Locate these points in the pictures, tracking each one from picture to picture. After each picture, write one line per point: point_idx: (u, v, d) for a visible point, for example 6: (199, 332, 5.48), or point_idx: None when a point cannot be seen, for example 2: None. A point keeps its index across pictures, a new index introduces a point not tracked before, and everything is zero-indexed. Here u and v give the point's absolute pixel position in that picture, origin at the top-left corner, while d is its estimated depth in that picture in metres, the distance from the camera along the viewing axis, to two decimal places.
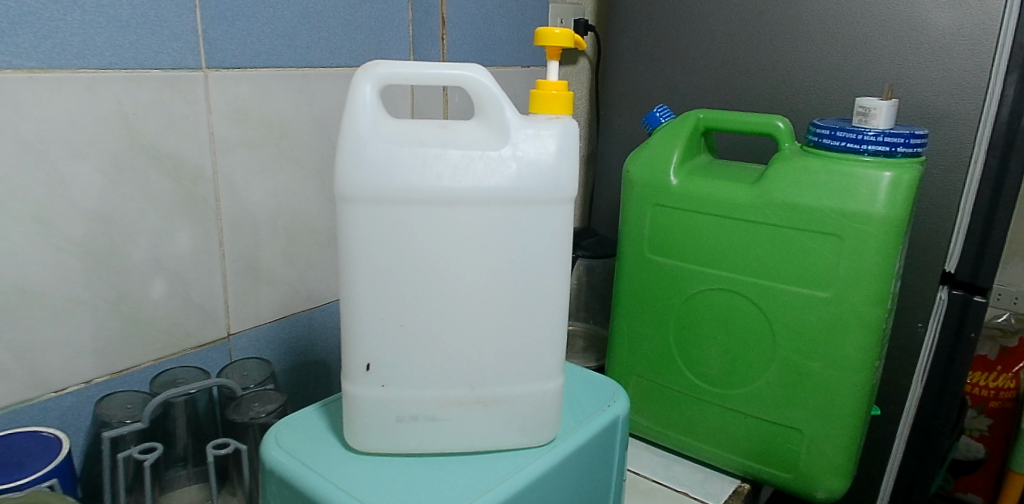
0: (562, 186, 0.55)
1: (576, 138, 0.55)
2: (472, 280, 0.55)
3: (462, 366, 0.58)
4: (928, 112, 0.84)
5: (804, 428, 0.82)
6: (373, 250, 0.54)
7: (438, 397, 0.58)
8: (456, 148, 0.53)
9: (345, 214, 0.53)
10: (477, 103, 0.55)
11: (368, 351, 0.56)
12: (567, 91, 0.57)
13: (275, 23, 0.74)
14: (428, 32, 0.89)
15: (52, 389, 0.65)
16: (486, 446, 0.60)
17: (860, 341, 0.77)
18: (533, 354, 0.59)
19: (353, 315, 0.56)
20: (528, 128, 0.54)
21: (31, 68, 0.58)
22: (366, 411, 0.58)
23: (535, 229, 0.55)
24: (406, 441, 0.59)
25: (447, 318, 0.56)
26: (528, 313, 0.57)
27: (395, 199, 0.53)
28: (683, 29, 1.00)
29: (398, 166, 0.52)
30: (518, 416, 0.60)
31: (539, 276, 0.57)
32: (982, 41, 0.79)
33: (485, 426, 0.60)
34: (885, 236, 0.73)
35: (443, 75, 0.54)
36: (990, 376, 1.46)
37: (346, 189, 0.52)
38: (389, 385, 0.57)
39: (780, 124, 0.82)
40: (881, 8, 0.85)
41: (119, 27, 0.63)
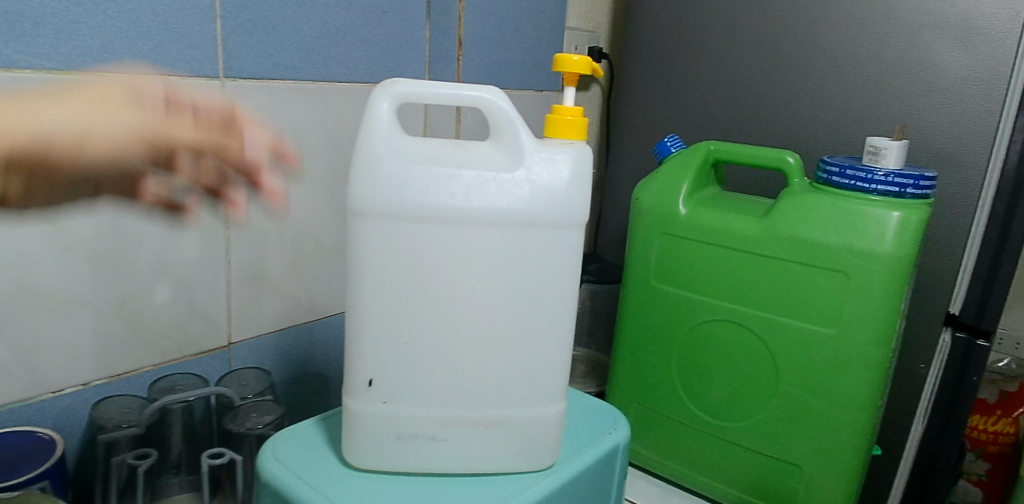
0: (575, 211, 0.55)
1: (590, 164, 0.55)
2: (480, 300, 0.55)
3: (466, 387, 0.57)
4: (937, 155, 0.84)
5: (805, 465, 0.81)
6: (382, 268, 0.54)
7: (440, 417, 0.58)
8: (469, 169, 0.53)
9: (354, 229, 0.53)
10: (493, 125, 0.56)
11: (372, 367, 0.56)
12: (582, 117, 0.57)
13: (294, 36, 0.74)
14: (444, 52, 0.90)
15: (50, 390, 0.64)
16: (487, 467, 0.60)
17: (863, 379, 0.77)
18: (539, 377, 0.59)
19: (358, 330, 0.56)
20: (543, 152, 0.54)
21: (51, 69, 0.59)
22: (365, 427, 0.58)
23: (546, 252, 0.55)
24: (405, 458, 0.58)
25: (452, 337, 0.56)
26: (535, 336, 0.57)
27: (406, 217, 0.53)
28: (696, 61, 1.01)
29: (410, 183, 0.52)
30: (519, 440, 0.60)
31: (549, 298, 0.57)
32: (991, 87, 0.80)
33: (485, 449, 0.59)
34: (892, 275, 0.73)
35: (461, 96, 0.54)
36: (990, 420, 1.46)
37: (357, 203, 0.52)
38: (389, 404, 0.57)
39: (791, 160, 0.82)
40: (893, 49, 0.86)
41: (140, 33, 0.63)
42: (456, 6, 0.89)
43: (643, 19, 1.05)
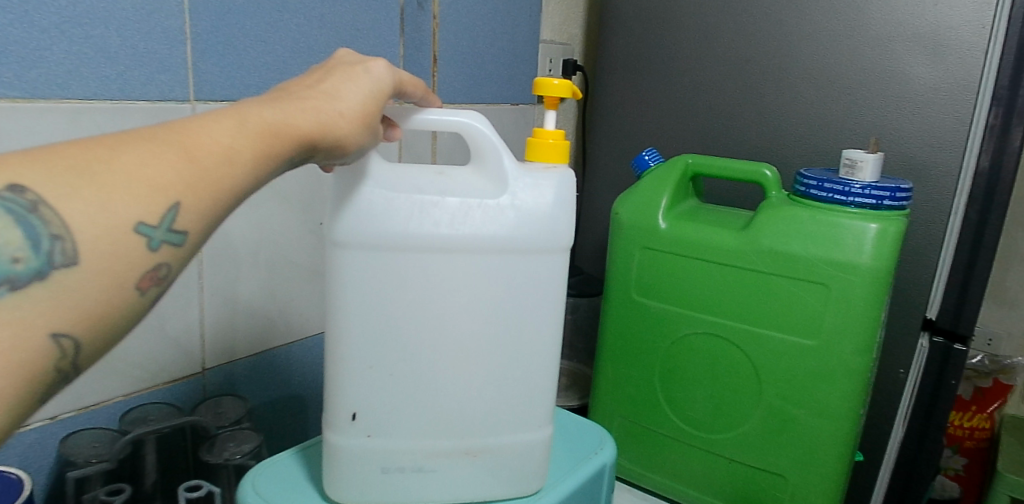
0: (560, 236, 0.54)
1: (573, 187, 0.55)
2: (465, 326, 0.54)
3: (451, 416, 0.56)
4: (911, 164, 0.85)
5: (789, 475, 0.81)
6: (362, 298, 0.53)
7: (425, 448, 0.57)
8: (453, 196, 0.52)
9: (333, 259, 0.52)
10: (474, 149, 0.55)
11: (355, 400, 0.55)
12: (563, 139, 0.56)
13: (267, 57, 0.70)
14: (419, 68, 0.87)
15: (16, 425, 0.62)
16: (472, 496, 0.59)
17: (845, 390, 0.77)
18: (523, 405, 0.58)
19: (341, 360, 0.54)
20: (527, 177, 0.54)
21: (13, 98, 0.54)
22: (349, 460, 0.56)
23: (528, 278, 0.55)
24: (388, 492, 0.57)
25: (437, 365, 0.55)
26: (518, 362, 0.57)
27: (385, 245, 0.52)
28: (671, 73, 1.01)
29: (390, 212, 0.51)
30: (507, 467, 0.59)
31: (533, 325, 0.56)
32: (962, 96, 0.81)
33: (470, 478, 0.58)
34: (871, 287, 0.73)
35: (442, 121, 0.54)
36: (965, 416, 1.52)
37: (335, 232, 0.51)
38: (371, 439, 0.56)
39: (768, 173, 0.82)
40: (866, 60, 0.86)
41: (107, 58, 0.59)
42: (430, 22, 0.87)
43: (617, 32, 1.05)
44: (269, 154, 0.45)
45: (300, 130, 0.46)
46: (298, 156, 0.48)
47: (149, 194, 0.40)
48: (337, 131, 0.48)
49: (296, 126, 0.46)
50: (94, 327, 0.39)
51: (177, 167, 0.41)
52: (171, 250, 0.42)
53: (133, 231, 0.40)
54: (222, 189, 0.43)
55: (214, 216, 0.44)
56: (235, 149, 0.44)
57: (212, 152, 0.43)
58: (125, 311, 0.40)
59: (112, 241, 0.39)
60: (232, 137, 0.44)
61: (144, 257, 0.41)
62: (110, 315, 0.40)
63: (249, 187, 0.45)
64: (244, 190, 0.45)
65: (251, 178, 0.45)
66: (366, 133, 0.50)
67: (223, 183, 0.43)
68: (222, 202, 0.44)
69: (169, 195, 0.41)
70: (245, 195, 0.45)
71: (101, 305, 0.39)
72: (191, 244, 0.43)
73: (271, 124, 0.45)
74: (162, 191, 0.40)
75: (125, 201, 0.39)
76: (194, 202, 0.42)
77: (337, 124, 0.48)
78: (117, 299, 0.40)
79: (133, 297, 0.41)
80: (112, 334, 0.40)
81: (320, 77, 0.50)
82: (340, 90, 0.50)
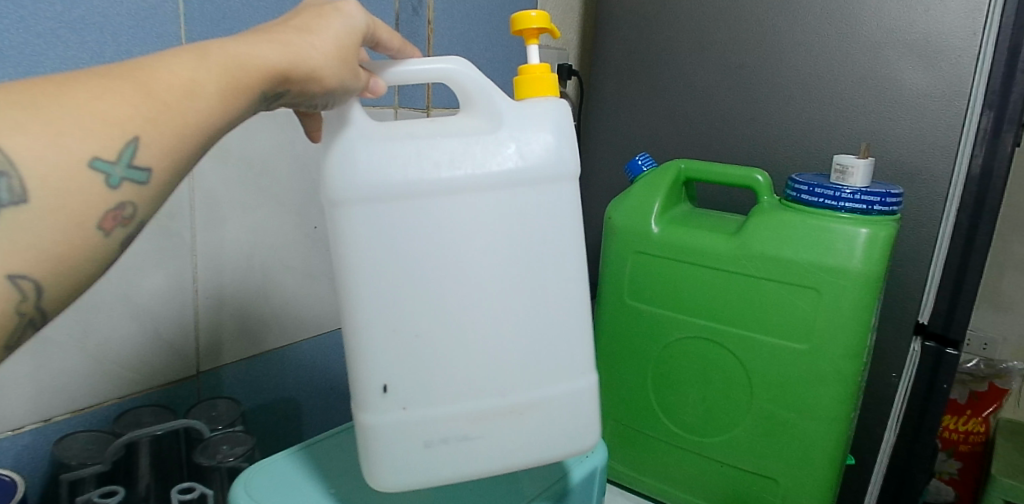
0: (566, 163, 0.54)
1: (568, 116, 0.55)
2: (486, 275, 0.53)
3: (484, 370, 0.54)
4: (902, 169, 0.86)
5: (780, 478, 0.82)
6: (369, 257, 0.51)
7: (469, 411, 0.54)
8: (450, 137, 0.52)
9: (339, 219, 0.50)
10: (464, 96, 0.55)
11: (383, 371, 0.52)
12: (548, 73, 0.56)
13: None
14: None
15: (10, 427, 0.62)
16: (532, 458, 0.56)
17: (835, 393, 0.77)
18: (560, 351, 0.56)
19: (358, 334, 0.52)
20: (521, 109, 0.54)
21: None
22: (388, 439, 0.53)
23: (543, 217, 0.54)
24: (439, 467, 0.54)
25: (456, 319, 0.53)
26: (548, 309, 0.55)
27: (395, 195, 0.51)
28: (665, 78, 1.01)
29: (394, 159, 0.51)
30: (557, 419, 0.56)
31: (556, 267, 0.55)
32: (953, 102, 0.82)
33: (525, 438, 0.55)
34: (861, 291, 0.74)
35: (427, 70, 0.54)
36: (960, 420, 1.55)
37: (339, 190, 0.50)
38: (410, 410, 0.53)
39: (759, 178, 0.82)
40: (858, 66, 0.87)
41: (102, 63, 0.59)
42: (425, 27, 0.87)
43: (612, 37, 1.06)
44: (236, 86, 0.46)
45: (264, 62, 0.47)
46: (270, 90, 0.48)
47: (101, 127, 0.41)
48: (305, 65, 0.48)
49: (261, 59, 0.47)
50: (53, 268, 0.40)
51: (132, 100, 0.42)
52: (134, 188, 0.43)
53: (89, 168, 0.41)
54: (184, 123, 0.44)
55: (177, 151, 0.44)
56: (197, 82, 0.44)
57: (170, 87, 0.43)
58: (89, 250, 0.41)
59: (66, 174, 0.40)
60: (191, 69, 0.44)
61: (103, 194, 0.41)
62: (69, 255, 0.40)
63: (220, 120, 0.45)
64: (214, 124, 0.45)
65: (216, 110, 0.45)
66: (338, 66, 0.50)
67: (187, 116, 0.44)
68: (190, 136, 0.44)
69: (125, 129, 0.41)
70: (213, 129, 0.45)
71: (59, 244, 0.40)
72: (157, 182, 0.44)
73: (234, 56, 0.46)
74: (116, 125, 0.41)
75: (76, 134, 0.40)
76: (153, 137, 0.43)
77: (303, 58, 0.48)
78: (79, 237, 0.41)
79: (95, 236, 0.42)
80: (71, 275, 0.41)
81: (288, 19, 0.51)
82: (309, 25, 0.50)
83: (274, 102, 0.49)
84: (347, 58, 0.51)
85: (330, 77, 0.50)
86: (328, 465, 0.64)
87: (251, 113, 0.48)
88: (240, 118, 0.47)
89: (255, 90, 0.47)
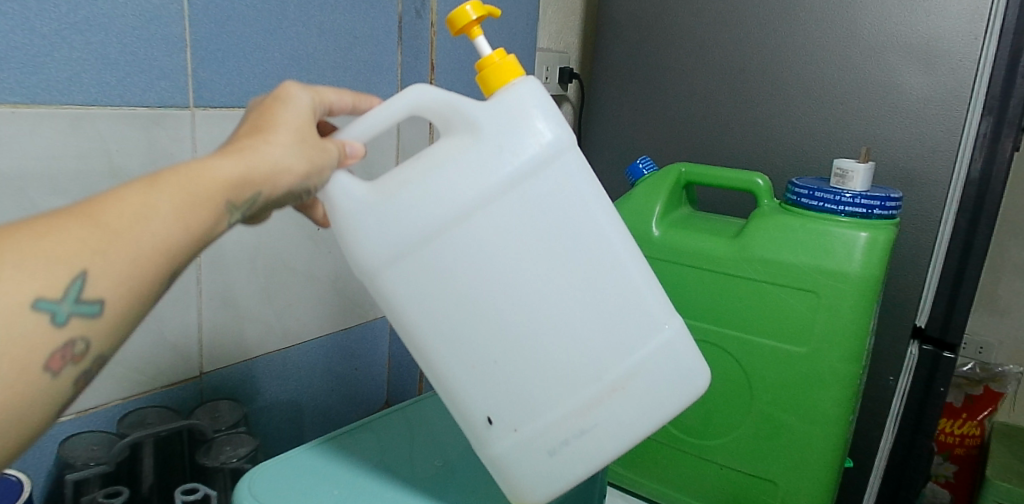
0: (558, 139, 0.53)
1: (540, 94, 0.54)
2: (529, 284, 0.54)
3: (554, 364, 0.55)
4: (901, 173, 0.86)
5: (779, 481, 0.82)
6: (418, 311, 0.54)
7: (574, 407, 0.55)
8: (434, 169, 0.52)
9: (383, 284, 0.54)
10: (440, 118, 0.55)
11: (484, 404, 0.55)
12: (506, 57, 0.56)
13: (265, 64, 0.71)
14: (417, 76, 0.87)
15: None
16: (657, 418, 0.57)
17: (834, 396, 0.78)
18: (635, 317, 0.56)
19: (446, 380, 0.55)
20: (493, 108, 0.53)
21: (15, 103, 0.55)
22: (512, 459, 0.56)
23: (576, 202, 0.54)
24: (577, 465, 0.56)
25: (503, 337, 0.54)
26: (611, 294, 0.55)
27: (415, 247, 0.53)
28: (666, 81, 1.02)
29: (404, 215, 0.52)
30: (660, 378, 0.57)
31: (600, 245, 0.55)
32: (952, 107, 0.82)
33: (640, 407, 0.56)
34: (861, 295, 0.74)
35: (393, 110, 0.55)
36: (956, 423, 1.55)
37: (370, 261, 0.53)
38: (522, 428, 0.56)
39: (760, 182, 0.83)
40: (858, 71, 0.88)
41: (108, 64, 0.59)
42: (428, 31, 0.87)
43: (614, 41, 1.06)
44: (193, 201, 0.46)
45: (221, 171, 0.47)
46: (235, 200, 0.48)
47: (47, 266, 0.40)
48: (264, 162, 0.49)
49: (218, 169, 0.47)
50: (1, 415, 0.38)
51: (81, 234, 0.41)
52: (84, 322, 0.41)
53: (34, 309, 0.39)
54: (138, 249, 0.43)
55: (134, 278, 0.43)
56: (151, 204, 0.44)
57: (120, 213, 0.42)
58: (39, 394, 0.40)
59: (9, 320, 0.38)
60: (144, 194, 0.44)
61: (49, 334, 0.40)
62: (18, 397, 0.39)
63: (181, 238, 0.45)
64: (176, 243, 0.45)
65: (174, 228, 0.44)
66: (302, 159, 0.51)
67: (143, 238, 0.43)
68: (151, 261, 0.43)
69: (73, 265, 0.40)
70: (174, 247, 0.44)
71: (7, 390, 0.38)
72: (110, 313, 0.43)
73: (189, 173, 0.46)
74: (63, 263, 0.40)
75: (20, 277, 0.39)
76: (104, 267, 0.41)
77: (260, 157, 0.49)
78: (27, 381, 0.39)
79: (45, 378, 0.40)
80: (21, 418, 0.39)
81: (247, 127, 0.52)
82: (267, 127, 0.51)
83: (243, 211, 0.49)
84: (308, 143, 0.52)
85: (290, 167, 0.51)
86: (333, 465, 0.64)
87: (224, 226, 0.49)
88: (211, 233, 0.47)
89: (217, 197, 0.47)
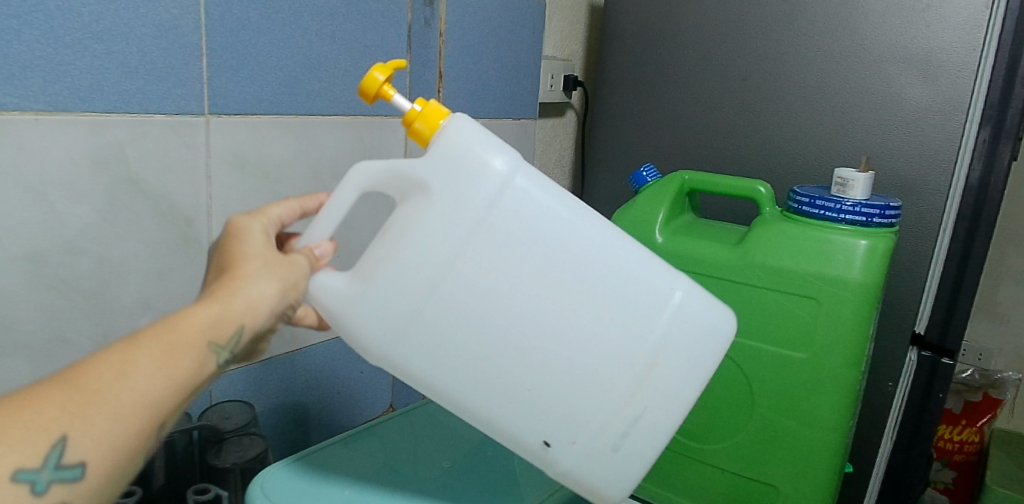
0: (504, 157, 0.55)
1: (471, 127, 0.56)
2: (529, 303, 0.56)
3: (572, 380, 0.57)
4: (901, 182, 0.88)
5: (780, 485, 0.83)
6: (431, 367, 0.56)
7: (616, 407, 0.58)
8: (404, 239, 0.54)
9: (392, 355, 0.56)
10: (392, 185, 0.57)
11: (538, 431, 0.58)
12: (428, 106, 0.58)
13: (278, 72, 0.72)
14: (425, 83, 0.89)
15: None
16: (701, 377, 0.59)
17: (835, 402, 0.79)
18: (640, 306, 0.58)
19: (495, 422, 0.58)
20: (436, 156, 0.55)
21: (38, 110, 0.56)
22: (582, 468, 0.59)
23: (557, 208, 0.56)
24: (641, 453, 0.59)
25: (512, 362, 0.56)
26: (612, 299, 0.57)
27: (407, 319, 0.55)
28: (668, 90, 1.04)
29: (389, 294, 0.55)
30: (692, 342, 0.59)
31: (590, 252, 0.57)
32: (952, 116, 0.84)
33: (680, 376, 0.58)
34: (861, 302, 0.76)
35: (344, 197, 0.56)
36: (955, 429, 1.55)
37: (374, 343, 0.56)
38: (577, 439, 0.58)
39: (762, 189, 0.84)
40: (858, 81, 0.89)
41: (127, 73, 0.61)
42: (437, 40, 0.89)
43: (617, 50, 1.08)
44: (172, 350, 0.45)
45: (199, 317, 0.47)
46: (220, 340, 0.48)
47: (26, 437, 0.40)
48: (241, 301, 0.49)
49: (196, 317, 0.47)
50: None
51: (60, 399, 0.41)
52: (66, 487, 0.41)
53: (14, 480, 0.40)
54: (120, 406, 0.42)
55: (119, 438, 0.42)
56: (131, 362, 0.43)
57: (100, 375, 0.42)
58: None
59: None
60: (123, 352, 0.44)
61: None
62: None
63: (168, 390, 0.45)
64: (162, 397, 0.44)
65: (157, 379, 0.44)
66: (276, 286, 0.51)
67: (126, 398, 0.43)
68: (137, 419, 0.43)
69: (52, 432, 0.40)
70: (158, 400, 0.44)
71: None
72: (95, 475, 0.42)
73: (167, 324, 0.46)
74: (41, 431, 0.40)
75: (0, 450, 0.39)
76: (85, 430, 0.41)
77: (237, 295, 0.49)
78: None
79: None
80: None
81: (218, 270, 0.52)
82: (237, 262, 0.51)
83: (231, 350, 0.49)
84: (284, 274, 0.52)
85: (267, 300, 0.51)
86: (339, 468, 0.65)
87: (211, 371, 0.48)
88: (198, 378, 0.47)
89: (199, 341, 0.47)
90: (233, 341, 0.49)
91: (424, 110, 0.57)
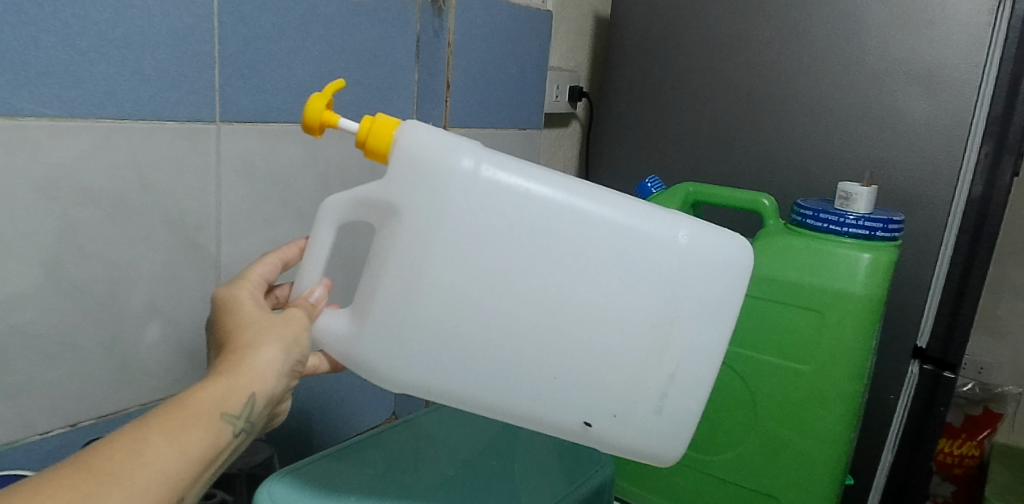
0: (460, 156, 0.54)
1: (420, 134, 0.54)
2: (543, 288, 0.56)
3: (596, 370, 0.57)
4: (904, 196, 0.89)
5: (781, 497, 0.84)
6: (446, 372, 0.56)
7: (644, 374, 0.58)
8: (388, 269, 0.54)
9: (408, 375, 0.56)
10: (366, 211, 0.56)
11: (578, 414, 0.59)
12: (373, 121, 0.55)
13: (289, 81, 0.73)
14: (432, 93, 0.90)
15: (37, 431, 0.61)
16: (728, 316, 0.58)
17: (837, 414, 0.80)
18: (649, 273, 0.57)
19: (530, 414, 0.58)
20: (394, 175, 0.54)
21: (52, 116, 0.57)
22: (625, 435, 0.60)
23: (544, 184, 0.55)
24: (687, 406, 0.60)
25: (529, 347, 0.56)
26: (615, 282, 0.56)
27: (418, 347, 0.55)
28: (673, 103, 1.05)
29: (396, 327, 0.55)
30: (710, 285, 0.58)
31: (592, 227, 0.56)
32: (954, 132, 0.85)
33: (705, 322, 0.58)
34: (864, 315, 0.77)
35: (318, 234, 0.56)
36: (956, 443, 1.57)
37: (390, 376, 0.56)
38: (619, 410, 0.59)
39: (766, 202, 0.85)
40: (862, 96, 0.90)
41: (141, 80, 0.62)
42: (445, 50, 0.90)
43: (623, 62, 1.09)
44: (184, 424, 0.45)
45: (207, 392, 0.48)
46: (231, 410, 0.48)
47: None
48: (247, 370, 0.50)
49: (204, 392, 0.48)
50: None
51: (73, 482, 0.40)
52: None
53: None
54: (135, 483, 0.42)
55: None
56: (142, 440, 0.43)
57: (111, 454, 0.42)
58: None
59: None
60: (132, 430, 0.43)
61: None
62: None
63: (183, 463, 0.44)
64: (176, 471, 0.44)
65: (170, 454, 0.44)
66: (277, 348, 0.52)
67: (139, 475, 0.42)
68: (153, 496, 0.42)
69: None
70: (173, 475, 0.44)
71: None
72: None
73: (175, 402, 0.46)
74: None
75: None
76: None
77: (241, 366, 0.50)
78: None
79: None
80: None
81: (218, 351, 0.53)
82: (236, 333, 0.52)
83: (245, 419, 0.50)
84: (286, 342, 0.53)
85: (272, 368, 0.51)
86: (344, 477, 0.65)
87: (225, 445, 0.48)
88: (212, 452, 0.47)
89: (211, 413, 0.47)
90: (245, 412, 0.49)
91: (373, 126, 0.55)
